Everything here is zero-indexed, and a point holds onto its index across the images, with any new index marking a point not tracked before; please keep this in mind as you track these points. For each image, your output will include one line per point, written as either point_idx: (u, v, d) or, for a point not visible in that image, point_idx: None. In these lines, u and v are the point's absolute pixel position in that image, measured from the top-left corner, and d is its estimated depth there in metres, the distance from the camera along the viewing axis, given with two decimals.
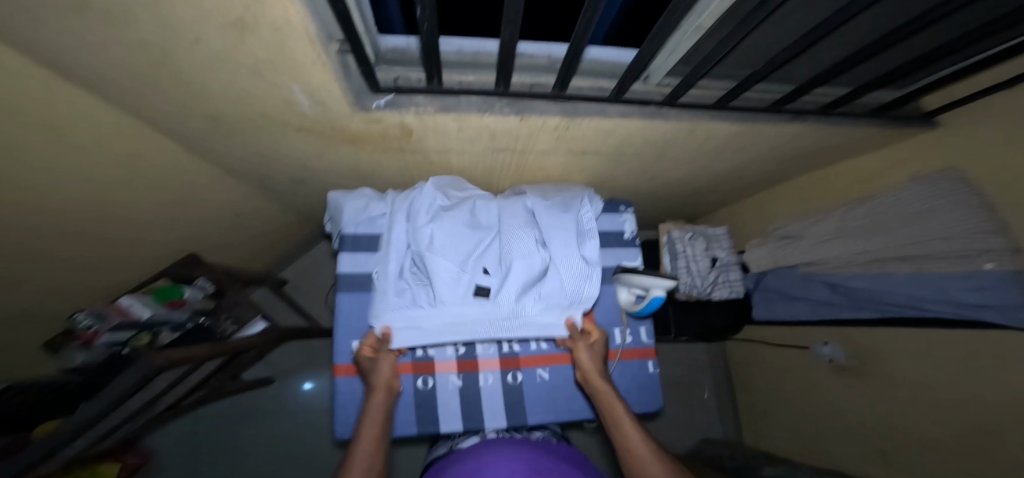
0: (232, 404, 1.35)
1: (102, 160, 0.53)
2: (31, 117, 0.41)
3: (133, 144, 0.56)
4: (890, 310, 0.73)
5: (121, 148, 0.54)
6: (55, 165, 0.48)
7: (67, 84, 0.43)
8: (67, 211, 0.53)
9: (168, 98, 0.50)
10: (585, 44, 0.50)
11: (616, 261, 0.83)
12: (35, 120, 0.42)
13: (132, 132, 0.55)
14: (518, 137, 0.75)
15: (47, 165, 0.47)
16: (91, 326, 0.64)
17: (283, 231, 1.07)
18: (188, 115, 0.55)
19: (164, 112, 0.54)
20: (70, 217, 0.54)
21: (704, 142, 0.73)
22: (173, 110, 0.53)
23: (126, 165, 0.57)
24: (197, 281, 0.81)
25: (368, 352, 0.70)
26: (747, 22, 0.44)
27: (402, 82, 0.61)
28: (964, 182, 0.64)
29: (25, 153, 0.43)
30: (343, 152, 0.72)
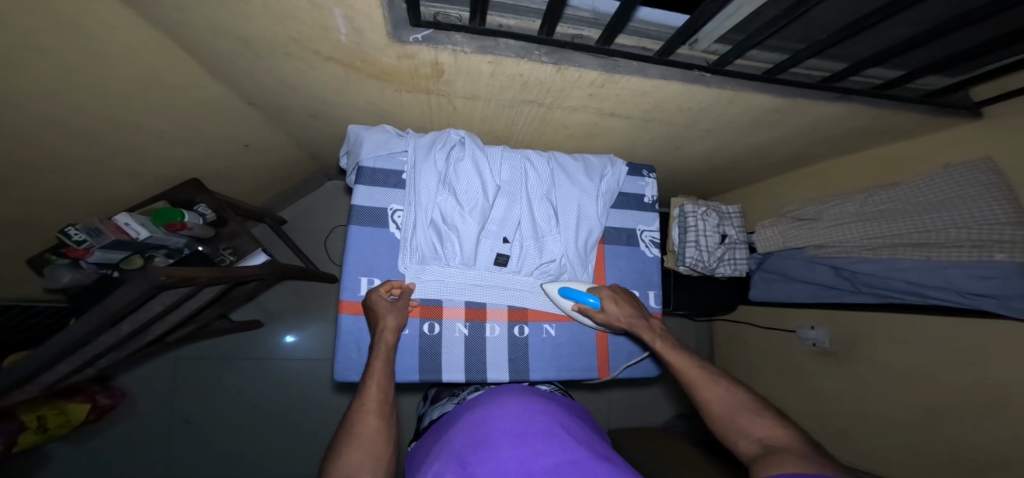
0: (215, 348, 1.31)
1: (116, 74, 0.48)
2: (45, 14, 0.37)
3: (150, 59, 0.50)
4: (890, 295, 0.77)
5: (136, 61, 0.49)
6: (65, 74, 0.43)
7: None
8: (74, 126, 0.49)
9: (192, 12, 0.45)
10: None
11: (633, 223, 0.84)
12: (49, 19, 0.37)
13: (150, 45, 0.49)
14: (550, 90, 0.71)
15: (58, 72, 0.42)
16: (84, 242, 0.57)
17: (285, 170, 1.01)
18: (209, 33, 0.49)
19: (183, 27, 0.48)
20: (69, 130, 0.49)
21: (738, 117, 0.73)
22: (194, 26, 0.47)
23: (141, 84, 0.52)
24: (197, 206, 0.73)
25: (384, 294, 0.67)
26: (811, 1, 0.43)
27: (442, 19, 0.57)
28: (995, 175, 0.66)
29: (37, 54, 0.39)
30: (366, 88, 0.67)
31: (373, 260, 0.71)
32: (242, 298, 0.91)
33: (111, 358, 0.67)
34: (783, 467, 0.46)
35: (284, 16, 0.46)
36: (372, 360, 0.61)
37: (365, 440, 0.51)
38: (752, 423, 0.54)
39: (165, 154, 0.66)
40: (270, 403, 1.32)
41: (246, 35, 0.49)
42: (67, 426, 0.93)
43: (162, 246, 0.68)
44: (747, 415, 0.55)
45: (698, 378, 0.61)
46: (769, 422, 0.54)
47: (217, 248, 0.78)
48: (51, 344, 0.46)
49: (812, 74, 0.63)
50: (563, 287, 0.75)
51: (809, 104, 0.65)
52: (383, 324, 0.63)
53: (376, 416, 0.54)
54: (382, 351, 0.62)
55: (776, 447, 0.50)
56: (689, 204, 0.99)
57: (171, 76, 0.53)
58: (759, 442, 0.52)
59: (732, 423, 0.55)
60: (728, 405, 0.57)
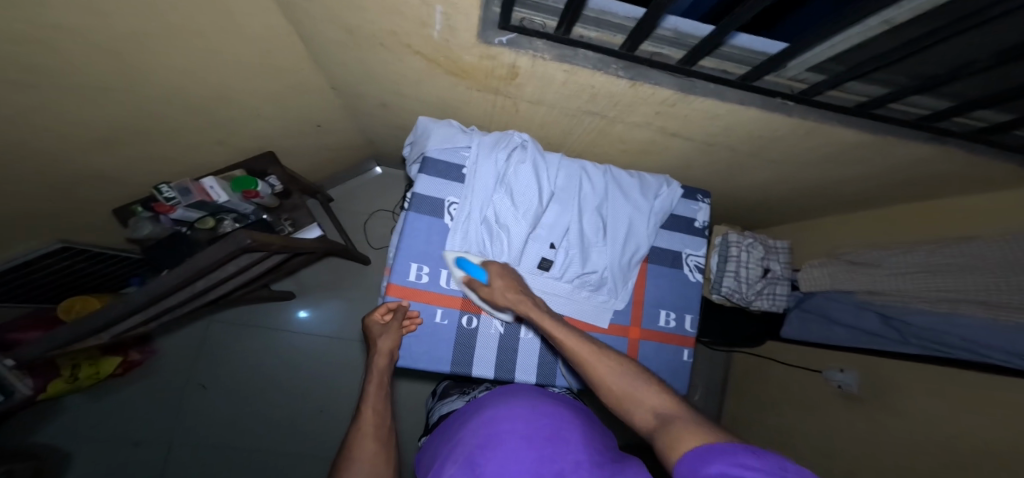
0: (246, 313, 1.37)
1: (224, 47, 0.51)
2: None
3: None
4: (939, 350, 0.73)
5: None
6: (183, 48, 0.46)
7: None
8: (179, 91, 0.53)
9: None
10: (733, 29, 0.48)
11: (679, 245, 0.84)
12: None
13: None
14: (617, 103, 0.72)
15: (178, 45, 0.45)
16: (172, 199, 0.61)
17: (343, 151, 1.05)
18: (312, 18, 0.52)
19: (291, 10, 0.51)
20: (177, 93, 0.53)
21: (803, 149, 0.72)
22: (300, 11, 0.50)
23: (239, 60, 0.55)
24: (269, 178, 0.76)
25: (379, 317, 0.70)
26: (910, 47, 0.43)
27: (527, 24, 0.58)
28: None
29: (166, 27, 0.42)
30: (441, 83, 0.70)
31: (424, 248, 0.73)
32: (287, 272, 0.94)
33: (174, 313, 0.71)
34: (682, 438, 0.39)
35: (389, 9, 0.48)
36: (366, 388, 0.64)
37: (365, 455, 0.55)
38: (644, 394, 0.49)
39: (247, 125, 0.69)
40: (289, 374, 1.36)
41: (348, 24, 0.52)
42: (95, 378, 1.01)
43: (233, 210, 0.71)
44: (635, 386, 0.51)
45: (585, 353, 0.56)
46: (657, 390, 0.49)
47: (279, 218, 0.80)
48: (141, 292, 0.50)
49: (909, 110, 0.61)
50: (461, 258, 0.72)
51: (899, 139, 0.64)
52: (379, 349, 0.67)
53: (373, 442, 0.57)
54: (374, 373, 0.66)
55: (669, 414, 0.45)
56: (734, 233, 0.99)
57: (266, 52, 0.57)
58: (652, 412, 0.47)
59: (628, 399, 0.50)
60: (619, 378, 0.52)
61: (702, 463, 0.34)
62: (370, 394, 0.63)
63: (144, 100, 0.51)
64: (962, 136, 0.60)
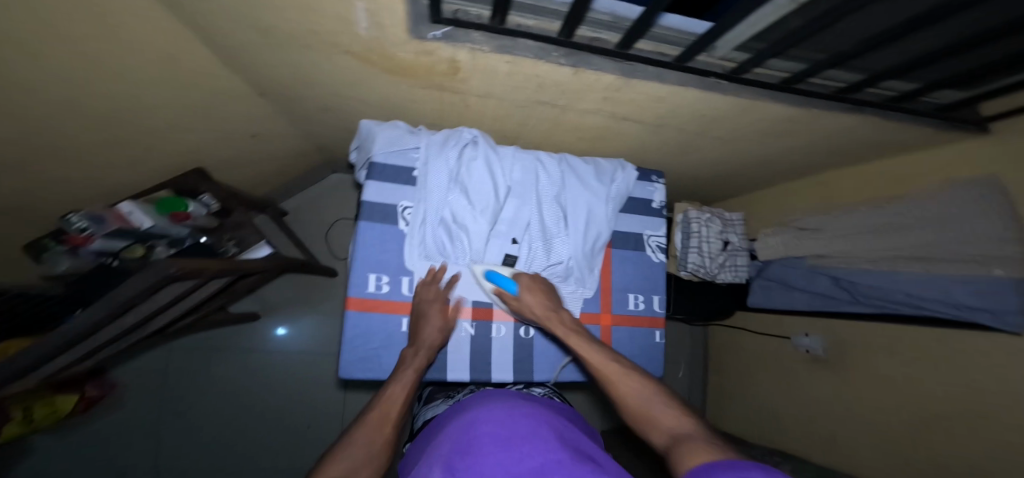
0: (208, 340, 1.29)
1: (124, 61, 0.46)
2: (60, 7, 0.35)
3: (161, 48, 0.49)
4: (885, 306, 0.78)
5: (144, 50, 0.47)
6: (73, 67, 0.41)
7: None
8: (80, 115, 0.47)
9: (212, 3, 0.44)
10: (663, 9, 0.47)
11: (640, 227, 0.84)
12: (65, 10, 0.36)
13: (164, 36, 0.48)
14: (566, 91, 0.71)
15: (66, 64, 0.41)
16: (85, 230, 0.56)
17: (290, 160, 0.99)
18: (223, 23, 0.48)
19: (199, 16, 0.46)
20: (76, 119, 0.47)
21: (749, 125, 0.74)
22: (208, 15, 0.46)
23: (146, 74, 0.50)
24: (202, 196, 0.74)
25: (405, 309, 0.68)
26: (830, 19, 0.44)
27: (461, 16, 0.56)
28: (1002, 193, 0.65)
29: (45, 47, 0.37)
30: (380, 83, 0.66)
31: (381, 257, 0.70)
32: (242, 292, 0.90)
33: (113, 348, 0.66)
34: (688, 452, 0.42)
35: (305, 8, 0.45)
36: (396, 372, 0.62)
37: (369, 431, 0.53)
38: (661, 415, 0.52)
39: (170, 142, 0.64)
40: (264, 398, 1.30)
41: (264, 26, 0.48)
42: (52, 418, 0.90)
43: (166, 235, 0.66)
44: (655, 407, 0.53)
45: (614, 374, 0.59)
46: (676, 413, 0.52)
47: (221, 239, 0.75)
48: (58, 334, 0.45)
49: (827, 84, 0.64)
50: (489, 269, 0.72)
51: (824, 115, 0.66)
52: (418, 342, 0.65)
53: (382, 422, 0.55)
54: (416, 363, 0.63)
55: (681, 433, 0.47)
56: (693, 210, 1.01)
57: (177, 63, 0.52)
58: (667, 433, 0.50)
59: (648, 418, 0.53)
60: (643, 399, 0.55)
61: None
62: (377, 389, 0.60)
63: (45, 131, 0.46)
64: (879, 104, 0.64)
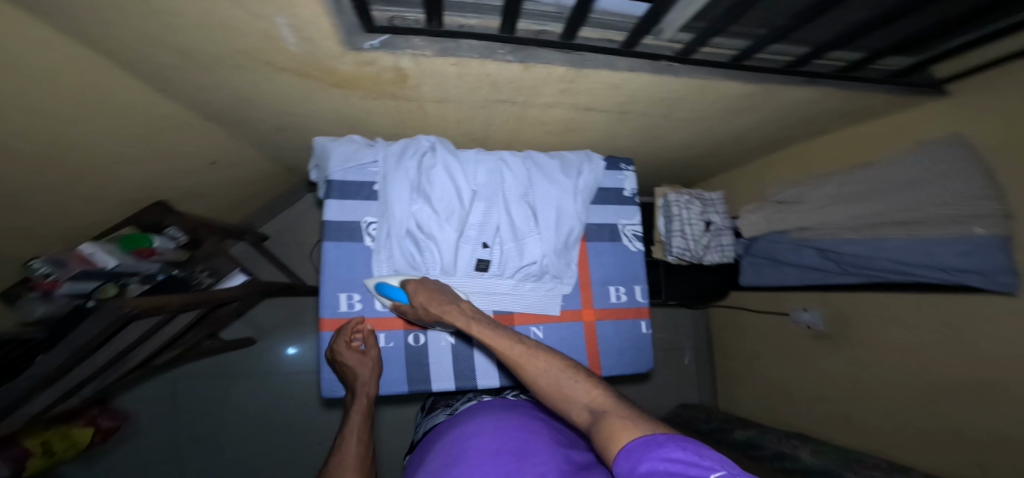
0: (210, 366, 1.30)
1: (58, 103, 0.46)
2: None
3: (98, 86, 0.49)
4: (874, 274, 0.75)
5: (80, 90, 0.47)
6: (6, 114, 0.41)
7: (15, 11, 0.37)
8: (26, 162, 0.48)
9: (134, 31, 0.43)
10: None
11: (614, 217, 0.83)
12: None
13: (97, 73, 0.48)
14: (521, 88, 0.70)
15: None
16: (49, 274, 0.55)
17: (260, 182, 1.00)
18: (153, 50, 0.47)
19: (127, 46, 0.46)
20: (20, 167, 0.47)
21: (711, 101, 0.72)
22: (136, 43, 0.45)
23: (88, 113, 0.50)
24: (167, 230, 0.77)
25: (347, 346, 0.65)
26: None
27: (399, 23, 0.54)
28: (970, 150, 0.65)
29: None
30: (330, 97, 0.65)
31: (350, 275, 0.70)
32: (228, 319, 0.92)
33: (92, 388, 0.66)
34: (614, 433, 0.42)
35: (227, 28, 0.44)
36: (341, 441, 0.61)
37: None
38: (575, 392, 0.50)
39: (126, 176, 0.64)
40: (269, 420, 1.31)
41: (193, 47, 0.47)
42: (73, 450, 0.90)
43: (136, 272, 0.68)
44: (566, 384, 0.51)
45: (522, 356, 0.55)
46: (586, 385, 0.51)
47: (194, 270, 0.78)
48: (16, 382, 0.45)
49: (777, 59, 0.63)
50: (381, 283, 0.66)
51: (780, 87, 0.65)
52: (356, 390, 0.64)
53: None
54: (359, 407, 0.63)
55: (602, 410, 0.46)
56: (673, 193, 0.98)
57: (116, 98, 0.51)
58: (586, 409, 0.48)
59: (563, 398, 0.50)
60: (550, 378, 0.52)
61: (632, 459, 0.37)
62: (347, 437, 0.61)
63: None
64: (833, 76, 0.62)
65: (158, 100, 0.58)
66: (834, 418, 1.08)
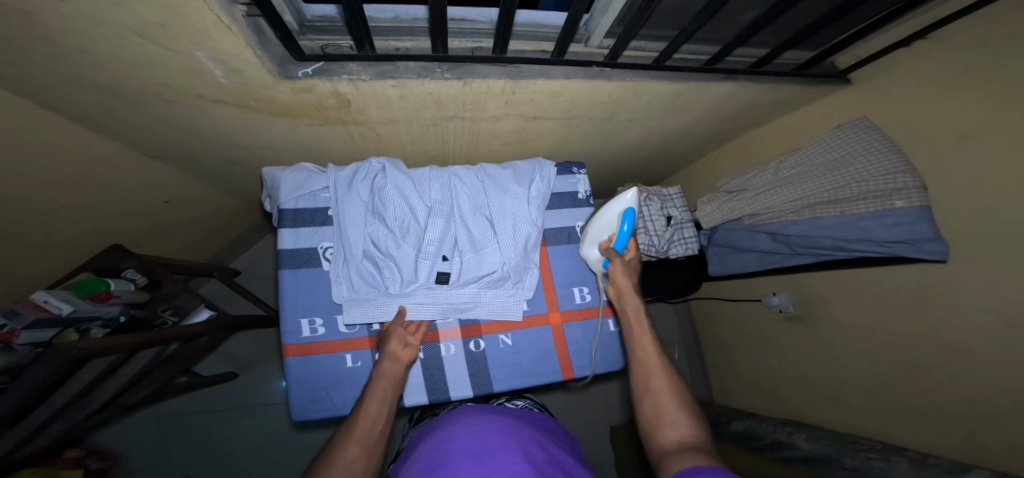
0: (192, 404, 1.28)
1: None
2: None
3: (25, 129, 0.50)
4: (821, 253, 0.78)
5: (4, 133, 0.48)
6: None
7: None
8: None
9: (54, 73, 0.44)
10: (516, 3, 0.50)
11: (571, 221, 0.85)
12: None
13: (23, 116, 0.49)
14: (465, 103, 0.72)
15: None
16: (4, 326, 0.55)
17: (224, 215, 1.01)
18: (79, 90, 0.49)
19: (52, 88, 0.47)
20: None
21: (648, 101, 0.76)
22: (61, 85, 0.47)
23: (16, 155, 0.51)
24: (126, 272, 0.75)
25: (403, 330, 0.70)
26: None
27: (332, 50, 0.57)
28: (875, 129, 0.73)
29: None
30: (278, 126, 0.68)
31: (311, 300, 0.70)
32: (200, 353, 0.92)
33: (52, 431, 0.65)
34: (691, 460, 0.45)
35: (149, 65, 0.46)
36: (361, 405, 0.58)
37: (340, 470, 0.49)
38: (680, 422, 0.53)
39: (72, 219, 0.65)
40: (252, 456, 1.28)
41: (120, 84, 0.49)
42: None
43: (96, 317, 0.67)
44: (677, 415, 0.54)
45: (651, 373, 0.60)
46: (690, 424, 0.53)
47: (157, 310, 0.79)
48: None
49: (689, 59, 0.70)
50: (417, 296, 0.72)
51: (703, 86, 0.73)
52: (381, 378, 0.62)
53: (361, 459, 0.51)
54: (388, 372, 0.63)
55: (693, 445, 0.49)
56: (633, 192, 0.99)
57: (45, 139, 0.52)
58: (679, 438, 0.51)
59: (664, 420, 0.54)
60: (665, 403, 0.56)
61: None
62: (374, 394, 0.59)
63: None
64: (746, 70, 0.71)
65: (95, 139, 0.59)
66: (815, 398, 1.08)
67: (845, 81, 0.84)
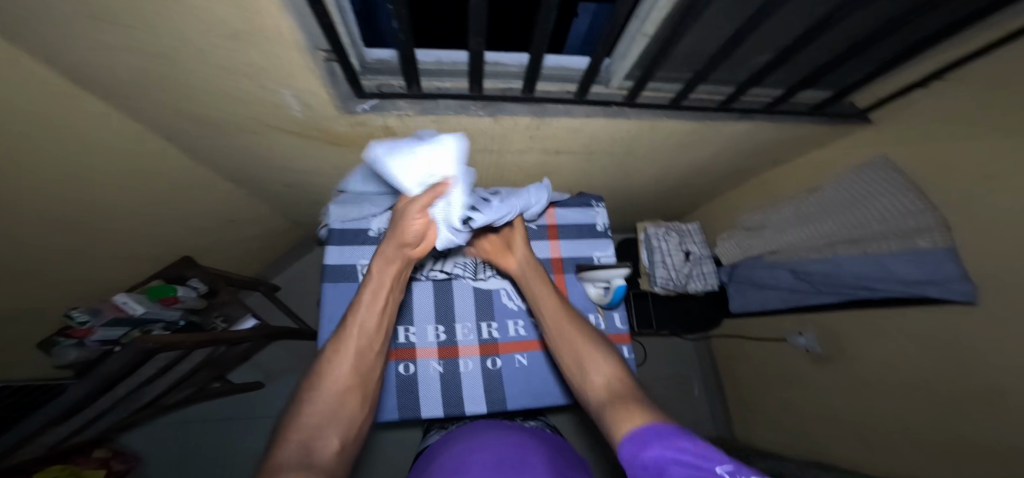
0: (216, 409, 1.33)
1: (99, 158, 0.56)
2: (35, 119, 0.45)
3: (135, 147, 0.60)
4: (845, 292, 0.77)
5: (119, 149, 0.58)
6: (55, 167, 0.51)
7: (76, 89, 0.48)
8: (69, 210, 0.57)
9: (166, 103, 0.54)
10: (545, 49, 0.57)
11: (589, 251, 0.88)
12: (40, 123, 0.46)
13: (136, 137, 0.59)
14: (494, 137, 0.79)
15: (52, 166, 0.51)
16: (86, 322, 0.64)
17: (270, 233, 1.11)
18: (183, 118, 0.59)
19: (163, 116, 0.57)
20: (67, 213, 0.57)
21: (665, 138, 0.81)
22: (170, 113, 0.57)
23: (122, 167, 0.60)
24: (190, 281, 0.84)
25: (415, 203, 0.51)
26: (694, 10, 0.53)
27: (385, 89, 0.64)
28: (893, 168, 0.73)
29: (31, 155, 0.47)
30: (331, 154, 0.77)
31: (346, 311, 0.76)
32: (237, 359, 0.99)
33: (106, 422, 0.71)
34: (620, 418, 0.45)
35: (240, 99, 0.55)
36: (360, 295, 0.51)
37: (337, 383, 0.47)
38: (595, 365, 0.55)
39: (151, 231, 0.74)
40: None
41: (213, 115, 0.58)
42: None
43: (160, 320, 0.75)
44: (595, 355, 0.56)
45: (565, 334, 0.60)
46: (608, 360, 0.55)
47: (210, 316, 0.87)
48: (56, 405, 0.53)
49: (704, 99, 0.75)
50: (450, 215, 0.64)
51: (718, 124, 0.77)
52: (377, 290, 0.52)
53: (357, 397, 0.48)
54: (389, 256, 0.52)
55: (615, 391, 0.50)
56: (651, 226, 1.05)
57: (145, 156, 0.62)
58: (600, 383, 0.53)
59: (585, 369, 0.56)
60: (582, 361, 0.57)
61: (639, 444, 0.39)
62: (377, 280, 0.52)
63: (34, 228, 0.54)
64: (762, 110, 0.75)
65: (182, 160, 0.69)
66: (849, 445, 1.01)
67: (867, 121, 0.85)
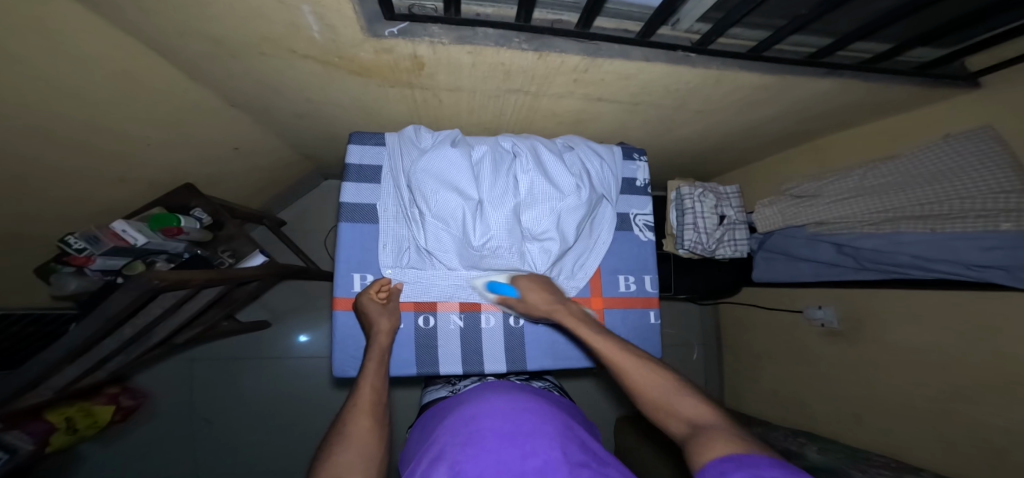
0: (227, 347, 1.36)
1: (93, 80, 0.49)
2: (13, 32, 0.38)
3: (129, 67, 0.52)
4: (895, 271, 0.76)
5: (113, 69, 0.50)
6: (38, 90, 0.44)
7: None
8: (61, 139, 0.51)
9: (157, 14, 0.45)
10: None
11: (626, 207, 0.82)
12: (20, 36, 0.38)
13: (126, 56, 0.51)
14: (534, 77, 0.69)
15: (32, 88, 0.43)
16: (84, 250, 0.60)
17: (278, 168, 1.05)
18: (186, 36, 0.50)
19: (160, 31, 0.49)
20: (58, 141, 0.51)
21: (729, 94, 0.73)
22: (165, 29, 0.48)
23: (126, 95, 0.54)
24: (194, 211, 0.78)
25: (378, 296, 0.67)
26: None
27: (417, 10, 0.54)
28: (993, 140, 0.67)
29: (14, 74, 0.40)
30: (349, 84, 0.67)
31: (365, 256, 0.72)
32: (247, 299, 0.96)
33: (118, 361, 0.69)
34: (709, 445, 0.42)
35: (253, 14, 0.46)
36: (354, 392, 0.58)
37: (358, 423, 0.54)
38: (678, 403, 0.50)
39: (151, 162, 0.68)
40: (287, 404, 1.37)
41: (216, 35, 0.50)
42: (95, 427, 0.95)
43: (163, 251, 0.72)
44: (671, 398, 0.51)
45: (621, 362, 0.56)
46: (692, 400, 0.50)
47: (216, 250, 0.83)
48: (39, 361, 0.47)
49: (798, 51, 0.65)
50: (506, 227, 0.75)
51: (794, 81, 0.67)
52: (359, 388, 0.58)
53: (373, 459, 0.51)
54: (376, 353, 0.63)
55: (702, 425, 0.46)
56: (686, 186, 0.97)
57: (145, 81, 0.55)
58: (686, 422, 0.48)
59: (663, 408, 0.51)
60: (653, 388, 0.53)
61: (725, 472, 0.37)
62: (366, 376, 0.60)
63: (26, 156, 0.49)
64: (855, 68, 0.64)
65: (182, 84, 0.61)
66: (843, 417, 1.08)
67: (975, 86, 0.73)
